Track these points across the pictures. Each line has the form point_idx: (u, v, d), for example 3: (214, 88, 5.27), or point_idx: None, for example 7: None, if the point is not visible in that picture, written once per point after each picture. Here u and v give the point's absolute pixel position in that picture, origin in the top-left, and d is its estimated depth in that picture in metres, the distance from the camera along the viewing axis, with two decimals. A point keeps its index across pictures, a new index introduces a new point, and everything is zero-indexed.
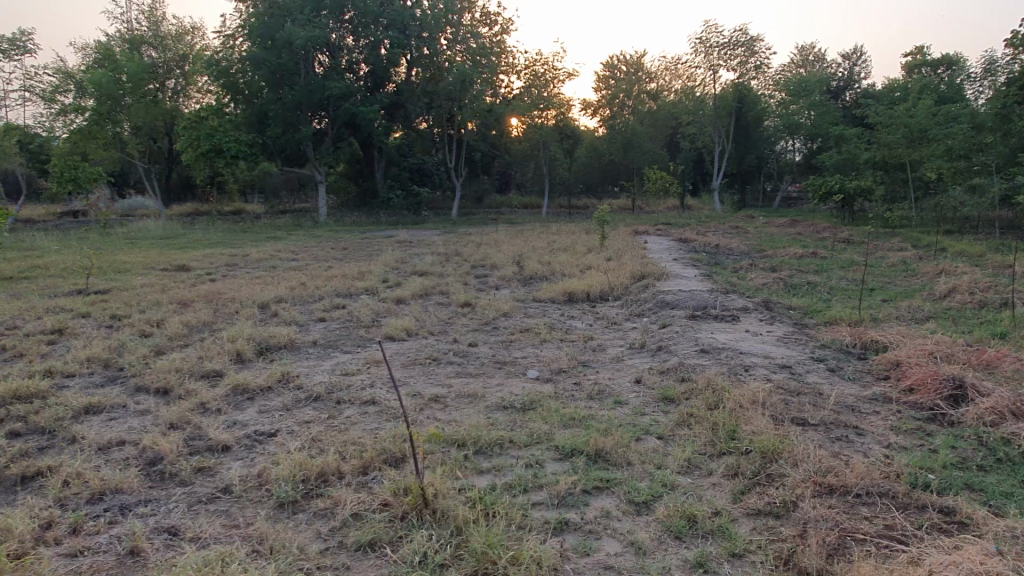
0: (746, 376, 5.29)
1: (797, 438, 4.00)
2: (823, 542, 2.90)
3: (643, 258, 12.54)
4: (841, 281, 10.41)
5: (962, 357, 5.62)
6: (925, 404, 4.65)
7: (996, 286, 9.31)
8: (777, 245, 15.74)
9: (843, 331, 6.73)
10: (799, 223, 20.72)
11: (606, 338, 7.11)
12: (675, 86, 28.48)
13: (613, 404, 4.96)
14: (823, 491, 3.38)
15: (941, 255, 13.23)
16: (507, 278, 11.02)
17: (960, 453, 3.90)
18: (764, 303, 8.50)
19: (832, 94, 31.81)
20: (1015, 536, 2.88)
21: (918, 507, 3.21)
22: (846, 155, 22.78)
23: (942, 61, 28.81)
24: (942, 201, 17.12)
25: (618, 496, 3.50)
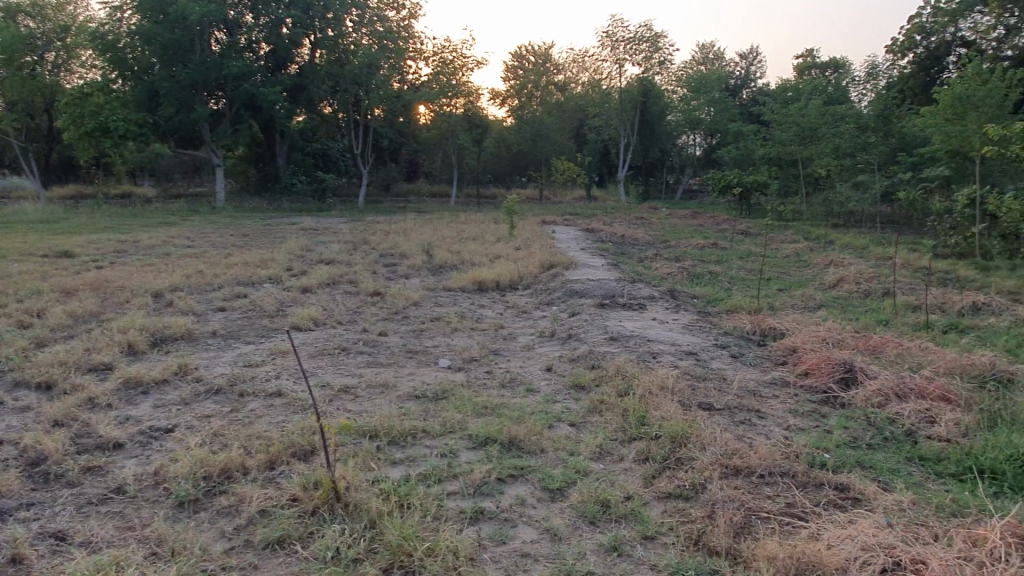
0: (654, 363, 5.43)
1: (703, 423, 4.13)
2: (730, 522, 3.00)
3: (551, 247, 12.67)
4: (739, 271, 10.86)
5: (851, 343, 5.97)
6: (819, 388, 4.91)
7: (878, 276, 9.95)
8: (680, 235, 16.25)
9: (743, 319, 7.02)
10: (700, 215, 21.43)
11: (517, 326, 7.13)
12: (583, 79, 28.91)
13: (525, 392, 4.97)
14: (729, 472, 3.50)
15: (830, 247, 14.04)
16: (417, 267, 10.88)
17: (851, 433, 4.13)
18: (669, 291, 8.75)
19: (730, 92, 33.26)
20: (902, 509, 3.07)
21: (816, 485, 3.37)
22: (743, 151, 23.69)
23: (829, 65, 30.75)
24: (831, 197, 18.15)
25: (533, 483, 3.51)
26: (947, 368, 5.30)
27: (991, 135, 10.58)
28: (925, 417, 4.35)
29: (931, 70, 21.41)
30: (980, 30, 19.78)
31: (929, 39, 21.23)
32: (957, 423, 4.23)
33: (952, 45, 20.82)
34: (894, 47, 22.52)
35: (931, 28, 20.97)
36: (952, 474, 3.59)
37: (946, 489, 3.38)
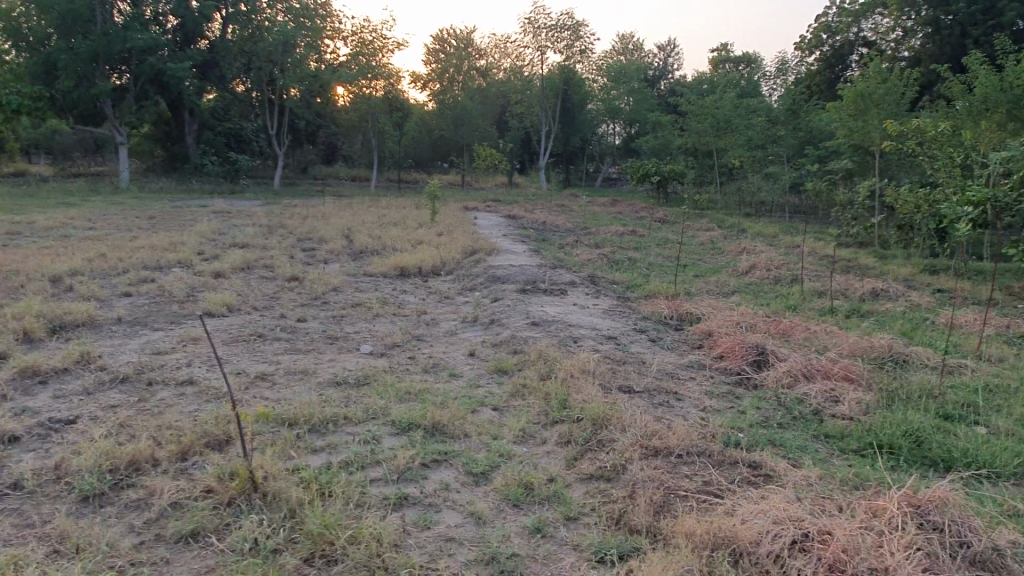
0: (575, 347, 5.50)
1: (624, 405, 4.22)
2: (650, 501, 3.08)
3: (473, 233, 12.65)
4: (657, 257, 11.13)
5: (762, 326, 6.23)
6: (733, 369, 5.10)
7: (787, 263, 10.40)
8: (600, 222, 16.51)
9: (661, 303, 7.21)
10: (619, 203, 21.82)
11: (439, 312, 7.08)
12: (505, 65, 28.86)
13: (447, 377, 4.95)
14: (648, 453, 3.59)
15: (742, 235, 14.57)
16: (336, 252, 10.64)
17: (763, 412, 4.31)
18: (589, 277, 8.88)
19: (649, 83, 34.03)
20: (810, 484, 3.22)
21: (730, 463, 3.50)
22: (661, 141, 24.20)
23: (743, 59, 31.76)
24: (743, 187, 18.81)
25: (457, 468, 3.50)
26: (849, 350, 5.60)
27: (889, 131, 11.20)
28: (830, 396, 4.59)
29: (836, 68, 22.46)
30: (880, 31, 20.85)
31: (834, 38, 22.30)
32: (859, 401, 4.48)
33: (855, 45, 21.90)
34: (802, 44, 23.54)
35: (836, 28, 22.07)
36: (854, 450, 3.80)
37: (849, 464, 3.57)
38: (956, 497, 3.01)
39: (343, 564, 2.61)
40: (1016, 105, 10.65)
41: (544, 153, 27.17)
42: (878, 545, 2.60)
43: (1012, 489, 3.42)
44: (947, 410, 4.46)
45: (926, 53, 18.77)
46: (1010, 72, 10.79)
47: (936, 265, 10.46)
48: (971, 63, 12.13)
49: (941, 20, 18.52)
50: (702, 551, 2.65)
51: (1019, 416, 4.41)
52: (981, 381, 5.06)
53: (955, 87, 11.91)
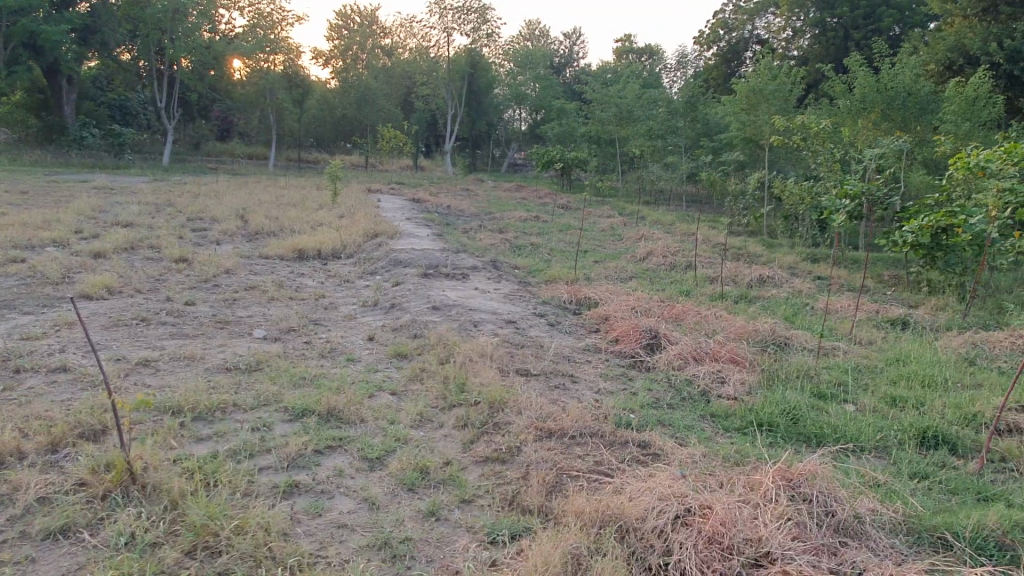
0: (475, 332, 5.52)
1: (520, 388, 4.28)
2: (543, 481, 3.14)
3: (375, 215, 12.42)
4: (559, 243, 11.26)
5: (656, 311, 6.44)
6: (628, 352, 5.26)
7: (681, 250, 10.77)
8: (504, 208, 16.53)
9: (560, 289, 7.33)
10: (524, 189, 21.94)
11: (338, 296, 6.93)
12: (410, 45, 28.39)
13: (345, 362, 4.86)
14: (543, 434, 3.66)
15: (641, 222, 15.00)
16: (231, 233, 10.20)
17: (654, 394, 4.46)
18: (491, 262, 8.90)
19: (555, 70, 34.39)
20: (694, 462, 3.37)
21: (621, 443, 3.61)
22: (566, 128, 24.41)
23: (645, 50, 32.55)
24: (643, 175, 19.27)
25: (352, 453, 3.45)
26: (737, 333, 5.87)
27: (777, 126, 11.77)
28: (716, 377, 4.80)
29: (732, 63, 23.32)
30: (773, 30, 21.78)
31: (730, 34, 23.20)
32: (743, 381, 4.71)
33: (749, 42, 22.91)
34: (701, 39, 24.33)
35: (732, 24, 22.96)
36: (738, 428, 4.01)
37: (731, 441, 3.76)
38: (825, 471, 3.23)
39: (227, 554, 2.53)
40: (889, 106, 11.48)
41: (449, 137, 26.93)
42: (753, 517, 2.75)
43: (875, 461, 3.70)
44: (821, 389, 4.78)
45: (813, 53, 19.84)
46: (884, 75, 11.58)
47: (817, 254, 11.11)
48: (850, 64, 12.93)
49: (827, 22, 19.58)
50: (590, 528, 2.74)
51: (884, 395, 4.77)
52: (851, 363, 5.43)
53: (836, 86, 12.66)
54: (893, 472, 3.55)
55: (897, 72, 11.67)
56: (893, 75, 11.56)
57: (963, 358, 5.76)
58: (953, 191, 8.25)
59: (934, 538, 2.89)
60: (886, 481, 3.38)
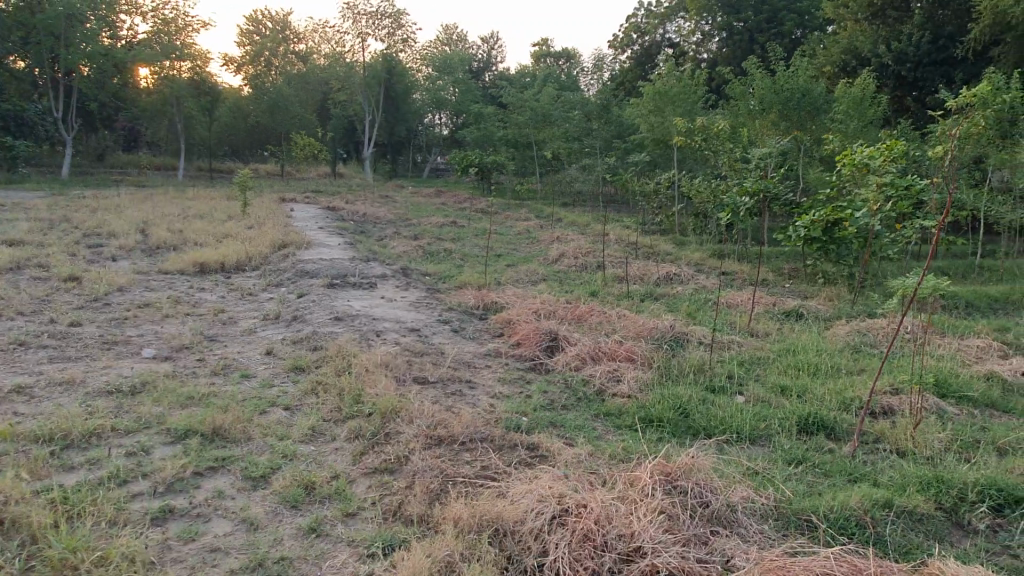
0: (376, 341, 5.46)
1: (414, 397, 4.26)
2: (427, 490, 3.15)
3: (285, 226, 12.16)
4: (473, 248, 11.29)
5: (560, 313, 6.53)
6: (527, 356, 5.32)
7: (592, 251, 10.96)
8: (422, 214, 16.44)
9: (468, 294, 7.34)
10: (443, 194, 21.82)
11: (239, 310, 6.75)
12: (324, 50, 27.85)
13: (238, 379, 4.73)
14: (433, 442, 3.65)
15: (558, 224, 15.19)
16: (129, 249, 9.78)
17: (550, 395, 4.53)
18: (401, 270, 8.83)
19: (474, 74, 34.53)
20: (579, 461, 3.42)
21: (511, 446, 3.64)
22: (484, 132, 24.09)
23: (562, 54, 33.03)
24: (561, 177, 19.52)
25: (235, 473, 3.36)
26: (635, 332, 6.01)
27: (681, 128, 12.07)
28: (612, 375, 4.91)
29: (645, 66, 23.81)
30: (683, 34, 22.30)
31: (643, 38, 23.76)
32: (637, 379, 4.83)
33: (661, 45, 23.41)
34: (615, 43, 24.86)
35: (644, 28, 23.54)
36: (628, 425, 4.10)
37: (619, 439, 3.85)
38: (702, 463, 3.34)
39: None
40: (785, 106, 11.92)
41: (368, 143, 26.56)
42: (629, 513, 2.83)
43: (755, 450, 3.86)
44: (713, 382, 4.94)
45: (721, 56, 20.62)
46: (780, 76, 12.01)
47: (724, 250, 11.49)
48: (749, 66, 13.36)
49: (733, 26, 20.39)
50: (467, 534, 2.75)
51: (772, 384, 4.98)
52: (745, 356, 5.64)
53: (736, 88, 13.06)
54: (771, 460, 3.72)
55: (791, 74, 12.10)
56: (787, 77, 11.99)
57: (850, 346, 6.07)
58: (841, 187, 8.66)
59: (801, 521, 3.04)
60: (761, 469, 3.52)
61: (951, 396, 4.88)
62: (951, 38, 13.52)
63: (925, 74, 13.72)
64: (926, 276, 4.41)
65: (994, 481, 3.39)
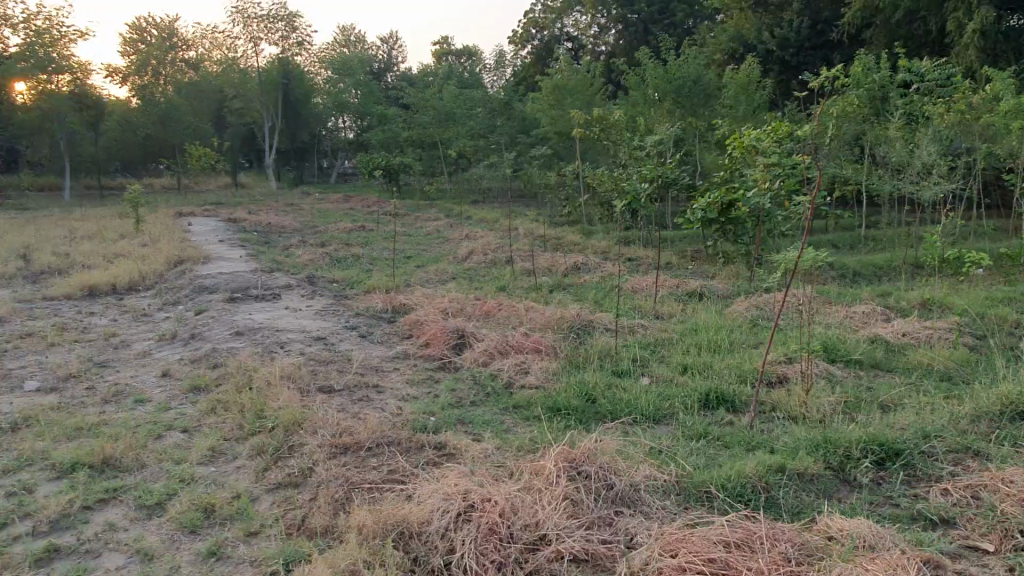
0: (280, 353, 5.32)
1: (319, 406, 4.17)
2: (332, 500, 3.09)
3: (182, 241, 11.69)
4: (381, 252, 11.13)
5: (468, 311, 6.53)
6: (436, 355, 5.30)
7: (501, 246, 11.02)
8: (328, 220, 16.10)
9: (375, 298, 7.23)
10: (351, 199, 21.37)
11: (133, 332, 6.43)
12: (215, 57, 26.77)
13: (132, 405, 4.50)
14: (338, 451, 3.59)
15: (467, 222, 15.23)
16: (9, 277, 9.15)
17: (458, 393, 4.53)
18: (307, 278, 8.61)
19: (375, 76, 33.93)
20: (486, 456, 3.44)
21: (418, 448, 3.62)
22: (388, 134, 23.69)
23: (463, 52, 33.06)
24: (470, 176, 19.51)
25: (128, 503, 3.21)
26: (542, 324, 6.06)
27: (579, 120, 12.25)
28: (520, 368, 4.95)
29: (545, 60, 23.94)
30: (580, 28, 22.60)
31: (541, 33, 23.87)
32: (544, 370, 4.88)
33: (559, 40, 23.58)
34: (515, 38, 24.95)
35: (541, 23, 23.68)
36: (537, 416, 4.14)
37: (527, 430, 3.88)
38: (605, 447, 3.41)
39: None
40: (678, 94, 12.28)
41: (269, 151, 25.69)
42: (533, 502, 2.88)
43: (660, 430, 3.97)
44: (619, 366, 5.05)
45: (619, 48, 21.26)
46: (672, 65, 12.36)
47: (629, 236, 11.75)
48: (642, 56, 13.68)
49: (628, 19, 21.01)
50: (372, 540, 2.73)
51: (675, 364, 5.13)
52: (650, 338, 5.79)
53: (631, 78, 13.35)
54: (674, 437, 3.83)
55: (682, 62, 12.48)
56: (678, 66, 12.36)
57: (748, 321, 6.33)
58: (732, 169, 9.01)
59: (701, 493, 3.15)
60: (664, 447, 3.62)
61: (839, 361, 5.16)
62: (828, 23, 14.31)
63: (806, 58, 14.44)
64: (806, 249, 4.65)
65: (876, 437, 3.59)
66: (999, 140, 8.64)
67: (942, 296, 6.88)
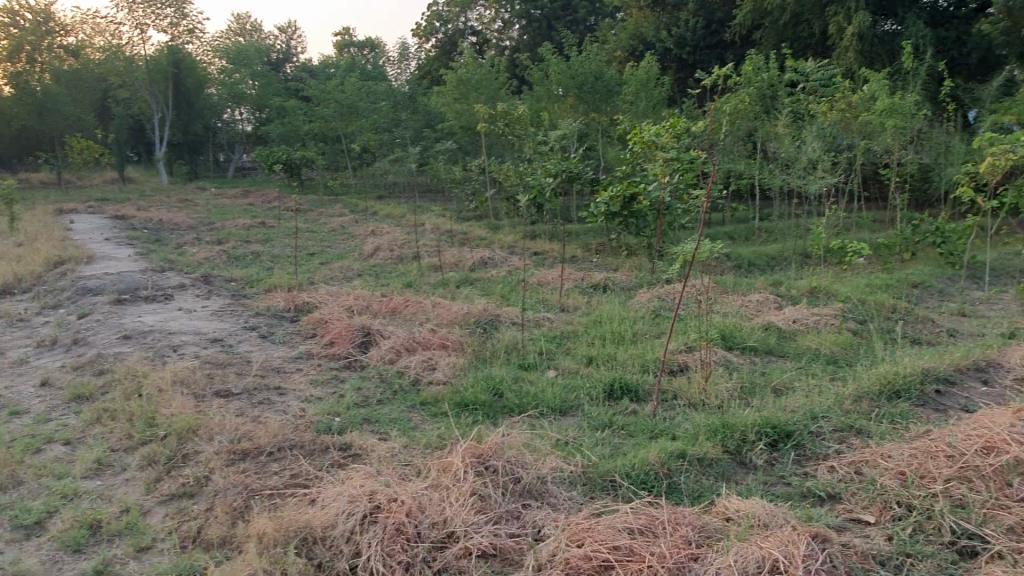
0: (173, 357, 5.05)
1: (216, 411, 3.99)
2: (230, 509, 2.96)
3: (63, 240, 10.93)
4: (283, 249, 10.76)
5: (374, 308, 6.41)
6: (341, 354, 5.17)
7: (408, 242, 10.87)
8: (226, 216, 15.43)
9: (277, 297, 6.98)
10: (250, 194, 20.56)
11: (8, 339, 5.95)
12: (97, 44, 24.72)
13: (7, 417, 4.17)
14: (236, 457, 3.44)
15: (372, 217, 14.95)
16: None
17: (363, 392, 4.45)
18: (202, 277, 8.22)
19: (274, 66, 32.83)
20: (392, 455, 3.39)
21: (321, 450, 3.52)
22: (288, 128, 22.82)
23: (366, 44, 32.47)
24: (375, 170, 19.15)
25: (3, 525, 2.97)
26: (449, 320, 6.02)
27: (484, 114, 12.21)
28: (427, 365, 4.89)
29: (450, 54, 23.43)
30: (484, 22, 22.60)
31: (445, 26, 23.42)
32: (452, 365, 4.85)
33: (464, 33, 23.10)
34: (419, 31, 24.59)
35: (446, 16, 23.23)
36: (444, 412, 4.11)
37: (434, 427, 3.85)
38: (512, 441, 3.42)
39: None
40: (582, 90, 12.46)
41: (159, 144, 24.35)
42: (441, 500, 2.86)
43: (566, 421, 4.03)
44: (526, 359, 5.08)
45: (523, 43, 21.51)
46: (575, 60, 12.51)
47: (535, 231, 11.86)
48: (545, 51, 13.78)
49: (531, 14, 21.27)
50: (274, 549, 2.64)
51: (581, 356, 5.21)
52: (557, 331, 5.85)
53: (535, 74, 13.44)
54: (580, 428, 3.89)
55: (584, 59, 12.65)
56: (582, 62, 12.55)
57: (650, 311, 6.50)
58: (633, 163, 9.23)
59: (607, 482, 3.21)
60: (570, 438, 3.67)
61: (735, 348, 5.38)
62: (722, 24, 14.89)
63: (702, 57, 14.97)
64: (703, 241, 4.80)
65: (769, 420, 3.76)
66: (876, 137, 9.22)
67: (827, 284, 7.30)
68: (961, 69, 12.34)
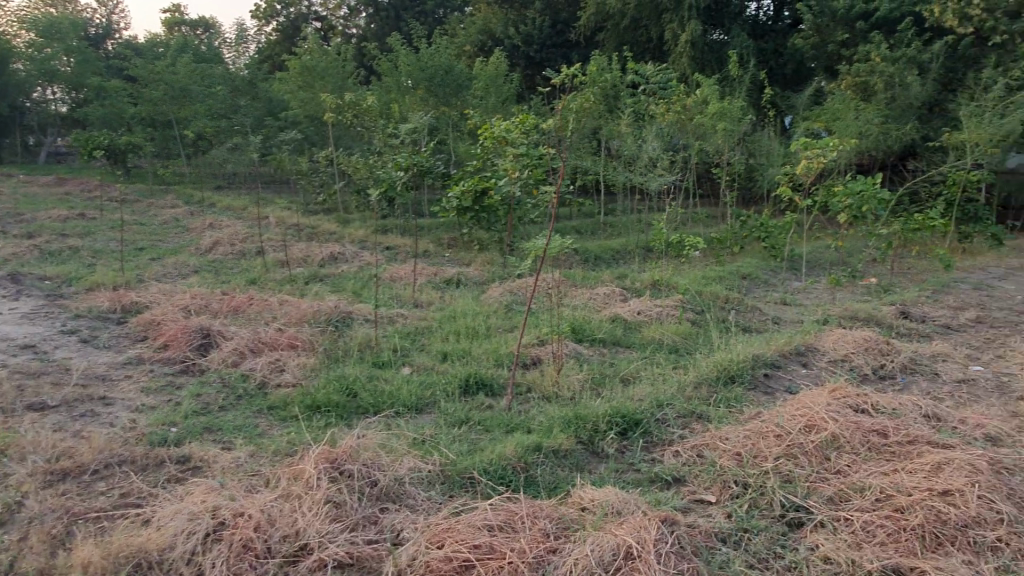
0: None
1: (28, 428, 3.55)
2: (48, 537, 2.65)
3: None
4: (106, 243, 9.81)
5: (213, 307, 6.01)
6: (177, 358, 4.79)
7: (251, 235, 10.29)
8: (37, 206, 13.87)
9: (100, 297, 6.35)
10: (66, 183, 18.62)
11: None
12: None
13: None
14: (54, 477, 3.08)
15: (209, 209, 14.03)
16: None
17: (203, 398, 4.14)
18: (9, 276, 7.32)
19: (92, 42, 29.96)
20: (237, 465, 3.18)
21: (156, 464, 3.24)
22: (112, 109, 20.27)
23: (198, 23, 30.33)
24: (211, 159, 17.95)
25: None
26: (297, 318, 5.75)
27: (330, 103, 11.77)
28: (274, 367, 4.64)
29: (292, 38, 22.42)
30: (329, 8, 21.83)
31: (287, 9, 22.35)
32: (301, 367, 4.63)
33: (307, 18, 22.21)
34: (258, 13, 23.30)
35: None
36: (293, 416, 3.92)
37: (282, 433, 3.66)
38: (368, 443, 3.31)
39: None
40: (432, 82, 12.35)
41: None
42: (292, 511, 2.72)
43: (422, 419, 3.97)
44: (379, 357, 4.96)
45: (370, 32, 21.04)
46: (425, 52, 12.37)
47: (385, 225, 11.63)
48: (394, 41, 13.53)
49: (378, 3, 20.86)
50: None
51: (435, 352, 5.15)
52: (411, 327, 5.77)
53: (383, 63, 13.16)
54: (437, 426, 3.84)
55: (434, 51, 12.55)
56: (431, 54, 12.43)
57: (502, 306, 6.56)
58: (484, 158, 9.28)
59: (464, 480, 3.19)
60: (427, 437, 3.61)
61: (585, 340, 5.55)
62: (566, 24, 15.36)
63: (548, 55, 15.34)
64: (553, 236, 4.89)
65: (619, 410, 3.90)
66: (709, 137, 9.85)
67: (668, 276, 7.71)
68: (778, 78, 13.50)
